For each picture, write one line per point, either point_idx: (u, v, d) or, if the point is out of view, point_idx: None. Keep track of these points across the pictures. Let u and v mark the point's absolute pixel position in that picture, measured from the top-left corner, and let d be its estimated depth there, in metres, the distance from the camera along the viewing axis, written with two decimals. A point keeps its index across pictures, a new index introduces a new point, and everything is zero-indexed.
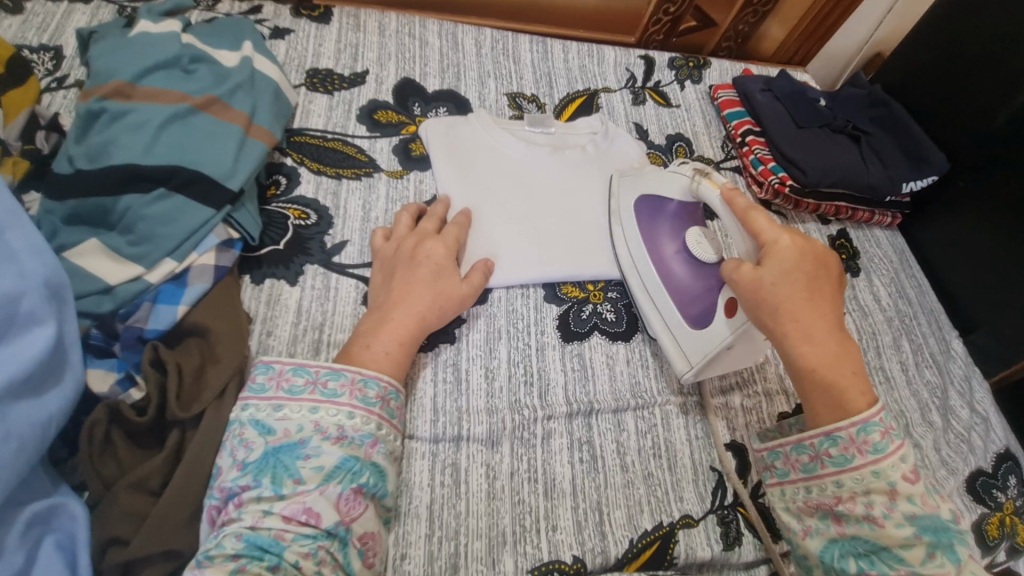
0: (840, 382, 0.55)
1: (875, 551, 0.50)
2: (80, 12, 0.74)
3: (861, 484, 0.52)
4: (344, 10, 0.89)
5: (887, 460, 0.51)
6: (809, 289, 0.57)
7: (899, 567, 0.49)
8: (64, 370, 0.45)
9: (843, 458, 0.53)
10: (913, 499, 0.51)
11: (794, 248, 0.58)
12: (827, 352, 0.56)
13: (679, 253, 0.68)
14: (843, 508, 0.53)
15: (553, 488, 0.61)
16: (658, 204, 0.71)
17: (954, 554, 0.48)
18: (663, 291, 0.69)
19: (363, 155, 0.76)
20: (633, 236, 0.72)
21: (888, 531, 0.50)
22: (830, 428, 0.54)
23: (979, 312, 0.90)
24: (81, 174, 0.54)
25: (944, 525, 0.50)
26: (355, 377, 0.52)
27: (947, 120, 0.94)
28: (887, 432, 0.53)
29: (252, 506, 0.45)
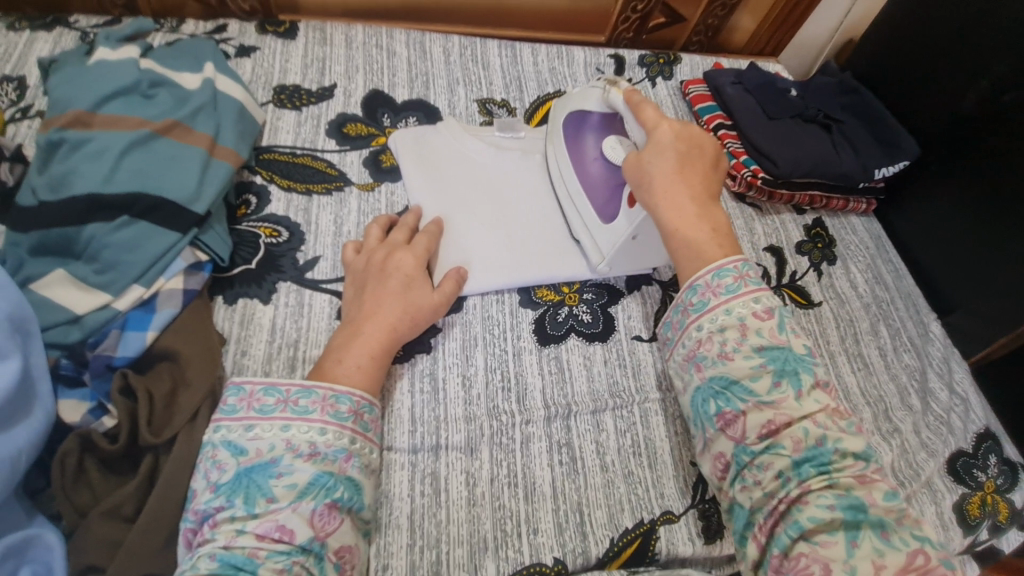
0: (699, 240, 0.58)
1: (730, 388, 0.52)
2: (42, 40, 0.74)
3: (717, 324, 0.54)
4: (310, 25, 0.89)
5: (738, 299, 0.54)
6: (683, 165, 0.61)
7: (749, 400, 0.50)
8: (33, 402, 0.45)
9: (701, 303, 0.56)
10: (761, 331, 0.53)
11: (675, 131, 0.63)
12: (690, 214, 0.59)
13: (594, 156, 0.72)
14: (702, 350, 0.54)
15: (533, 492, 0.61)
16: (583, 117, 0.73)
17: (797, 379, 0.50)
18: (582, 193, 0.73)
19: (333, 170, 0.76)
20: (561, 149, 0.76)
21: (736, 363, 0.52)
22: (692, 279, 0.57)
23: (955, 293, 0.90)
24: (43, 205, 0.54)
25: (791, 355, 0.52)
26: (327, 394, 0.53)
27: (916, 105, 0.95)
28: (741, 275, 0.56)
29: (226, 526, 0.45)
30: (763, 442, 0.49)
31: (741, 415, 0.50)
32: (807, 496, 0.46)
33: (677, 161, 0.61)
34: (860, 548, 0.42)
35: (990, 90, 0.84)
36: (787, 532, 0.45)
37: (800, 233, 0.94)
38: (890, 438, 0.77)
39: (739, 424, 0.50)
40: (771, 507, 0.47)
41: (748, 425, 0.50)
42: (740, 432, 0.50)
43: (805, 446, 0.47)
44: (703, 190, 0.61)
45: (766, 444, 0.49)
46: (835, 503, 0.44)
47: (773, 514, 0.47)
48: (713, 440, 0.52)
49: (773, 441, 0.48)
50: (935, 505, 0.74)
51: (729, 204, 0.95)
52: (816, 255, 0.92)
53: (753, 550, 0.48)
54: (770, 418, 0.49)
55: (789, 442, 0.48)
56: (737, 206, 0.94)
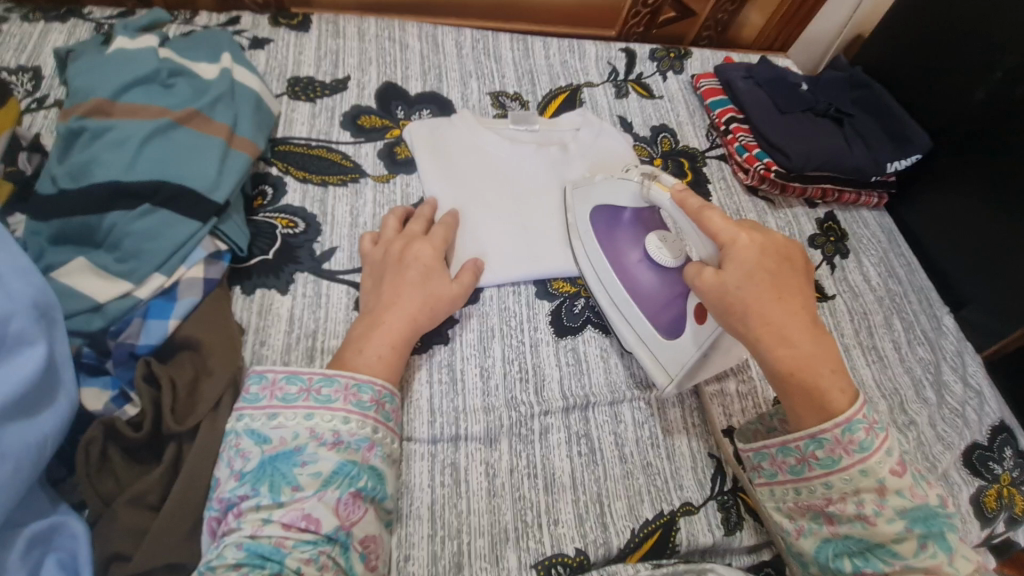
0: (818, 381, 0.53)
1: (869, 548, 0.50)
2: (56, 31, 0.74)
3: (850, 483, 0.51)
4: (322, 18, 0.89)
5: (874, 457, 0.50)
6: (777, 288, 0.55)
7: (894, 564, 0.49)
8: (58, 388, 0.45)
9: (830, 460, 0.52)
10: (901, 492, 0.50)
11: (758, 243, 0.56)
12: (803, 350, 0.53)
13: (639, 259, 0.67)
14: (833, 509, 0.52)
15: (553, 483, 0.61)
16: (614, 215, 0.70)
17: (946, 542, 0.48)
18: (632, 303, 0.68)
19: (348, 162, 0.76)
20: (595, 250, 0.71)
21: (879, 529, 0.49)
22: (814, 431, 0.52)
23: (967, 286, 0.90)
24: (64, 194, 0.54)
25: (933, 513, 0.50)
26: (349, 383, 0.52)
27: (926, 100, 0.95)
28: (871, 426, 0.51)
29: (251, 515, 0.45)
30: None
31: None
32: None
33: (773, 284, 0.55)
34: None
35: (1002, 83, 0.84)
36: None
37: (812, 227, 0.94)
38: (906, 430, 0.77)
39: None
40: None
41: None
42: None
43: None
44: (805, 314, 0.55)
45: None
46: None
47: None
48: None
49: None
50: (952, 498, 0.73)
51: (741, 198, 0.95)
52: (829, 249, 0.92)
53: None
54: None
55: None
56: (749, 199, 0.94)
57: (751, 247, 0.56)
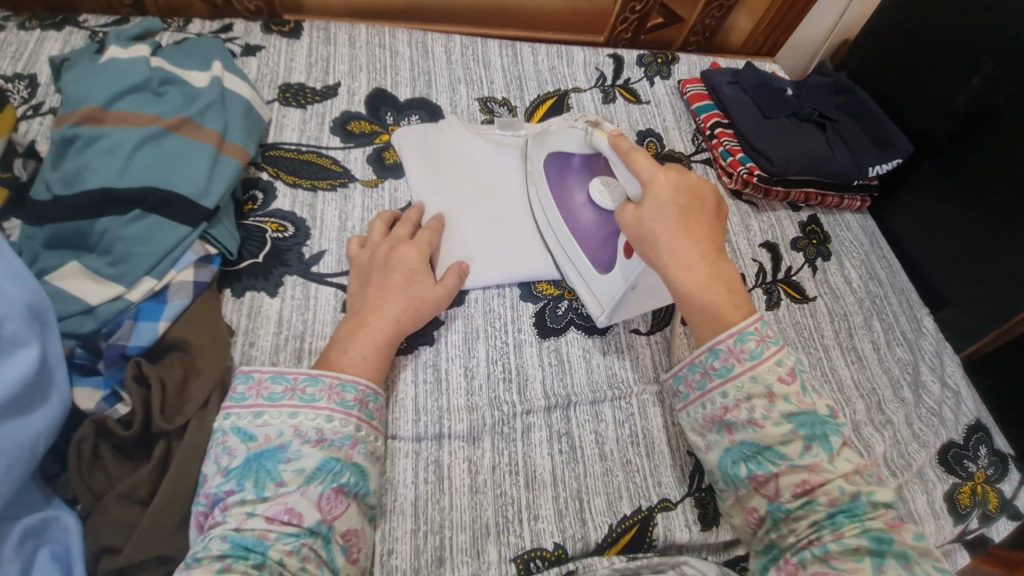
0: (715, 301, 0.57)
1: (761, 452, 0.53)
2: (52, 39, 0.76)
3: (743, 390, 0.55)
4: (314, 25, 0.90)
5: (763, 364, 0.54)
6: (687, 220, 0.59)
7: (781, 464, 0.52)
8: (50, 389, 0.47)
9: (725, 368, 0.56)
10: (788, 398, 0.54)
11: (674, 182, 0.60)
12: (701, 273, 0.58)
13: (582, 201, 0.71)
14: (730, 416, 0.55)
15: (534, 480, 0.63)
16: (564, 161, 0.73)
17: (826, 441, 0.52)
18: (573, 242, 0.72)
19: (337, 166, 0.77)
20: (546, 195, 0.75)
21: (767, 430, 0.52)
22: (712, 343, 0.56)
23: (948, 288, 0.92)
24: (58, 199, 0.55)
25: (819, 417, 0.53)
26: (333, 382, 0.54)
27: (908, 106, 0.97)
28: (762, 338, 0.55)
29: (236, 509, 0.47)
30: (798, 499, 0.51)
31: (774, 476, 0.52)
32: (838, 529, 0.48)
33: (682, 216, 0.59)
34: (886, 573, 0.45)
35: (980, 89, 0.86)
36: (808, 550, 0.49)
37: (795, 230, 0.96)
38: (882, 429, 0.78)
39: (772, 485, 0.52)
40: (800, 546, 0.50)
41: (781, 485, 0.52)
42: (774, 491, 0.52)
43: (840, 501, 0.50)
44: (709, 245, 0.59)
45: (801, 501, 0.51)
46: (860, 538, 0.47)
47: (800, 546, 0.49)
48: (746, 496, 0.54)
49: (808, 498, 0.50)
50: (927, 495, 0.75)
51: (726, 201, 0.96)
52: (811, 251, 0.94)
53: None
54: (805, 479, 0.51)
55: (825, 499, 0.50)
56: (733, 202, 0.96)
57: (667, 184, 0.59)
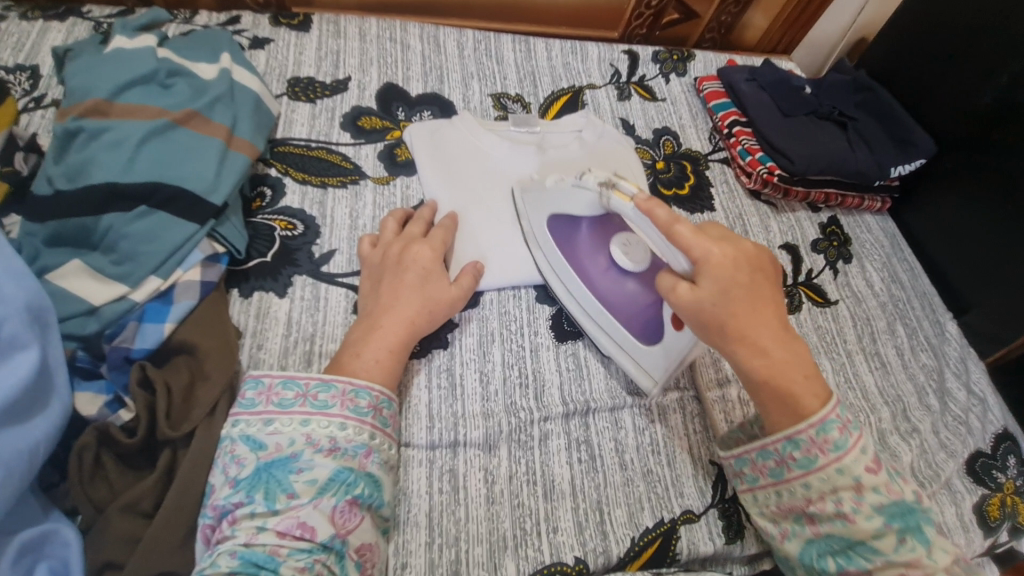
0: (792, 388, 0.53)
1: (852, 547, 0.50)
2: (55, 30, 0.73)
3: (828, 482, 0.51)
4: (324, 18, 0.88)
5: (849, 455, 0.51)
6: (751, 300, 0.54)
7: (876, 560, 0.49)
8: (51, 394, 0.44)
9: (807, 460, 0.52)
10: (876, 487, 0.50)
11: (730, 255, 0.54)
12: (776, 358, 0.53)
13: (603, 270, 0.65)
14: (814, 509, 0.52)
15: (552, 490, 0.60)
16: (572, 224, 0.67)
17: (922, 535, 0.49)
18: (605, 313, 0.66)
19: (348, 163, 0.75)
20: (559, 261, 0.69)
21: (859, 525, 0.50)
22: (790, 432, 0.53)
23: (971, 293, 0.89)
24: (60, 195, 0.53)
25: (910, 508, 0.50)
26: (346, 388, 0.52)
27: (931, 103, 0.94)
28: (844, 426, 0.52)
29: (245, 522, 0.44)
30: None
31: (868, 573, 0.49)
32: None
33: (748, 295, 0.54)
34: None
35: (1009, 87, 0.83)
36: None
37: (815, 231, 0.93)
38: (909, 438, 0.76)
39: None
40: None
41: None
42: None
43: None
44: (775, 322, 0.55)
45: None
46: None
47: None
48: None
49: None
50: (955, 507, 0.73)
51: (745, 202, 0.93)
52: (832, 253, 0.91)
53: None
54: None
55: None
56: (752, 203, 0.93)
57: (725, 259, 0.54)
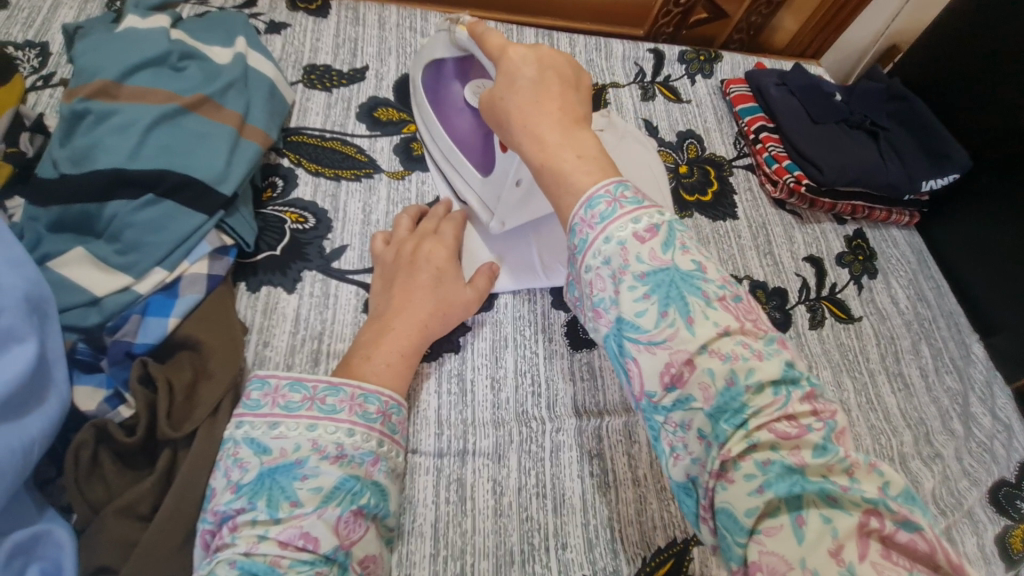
0: (564, 168, 0.45)
1: (622, 331, 0.40)
2: (67, 6, 0.71)
3: (600, 260, 0.41)
4: (343, 4, 0.85)
5: (615, 223, 0.41)
6: (537, 90, 0.48)
7: (640, 341, 0.39)
8: (48, 389, 0.42)
9: (580, 240, 0.42)
10: (642, 254, 0.40)
11: (524, 53, 0.50)
12: (548, 138, 0.46)
13: (459, 114, 0.67)
14: (595, 294, 0.41)
15: (562, 504, 0.58)
16: (436, 69, 0.69)
17: (686, 305, 0.38)
18: (456, 151, 0.68)
19: (363, 156, 0.73)
20: (424, 108, 0.71)
21: (622, 301, 0.39)
22: (567, 219, 0.44)
23: (1001, 315, 0.86)
24: (65, 179, 0.51)
25: (680, 275, 0.39)
26: (355, 393, 0.50)
27: (971, 115, 0.90)
28: (617, 199, 0.42)
29: (246, 530, 0.42)
30: (672, 395, 0.38)
31: (638, 362, 0.39)
32: (729, 471, 0.35)
33: (531, 83, 0.49)
34: (807, 526, 0.33)
35: None
36: (736, 540, 0.35)
37: (840, 244, 0.90)
38: (931, 464, 0.73)
39: (638, 375, 0.39)
40: (705, 482, 0.37)
41: (646, 376, 0.39)
42: (643, 390, 0.39)
43: (714, 391, 0.36)
44: (563, 114, 0.47)
45: (675, 396, 0.38)
46: (767, 488, 0.34)
47: (707, 497, 0.37)
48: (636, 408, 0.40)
49: (681, 392, 0.38)
50: (976, 537, 0.69)
51: (769, 211, 0.90)
52: (857, 267, 0.88)
53: (707, 532, 0.38)
54: (668, 360, 0.38)
55: (697, 390, 0.37)
56: (776, 212, 0.90)
57: (520, 54, 0.50)
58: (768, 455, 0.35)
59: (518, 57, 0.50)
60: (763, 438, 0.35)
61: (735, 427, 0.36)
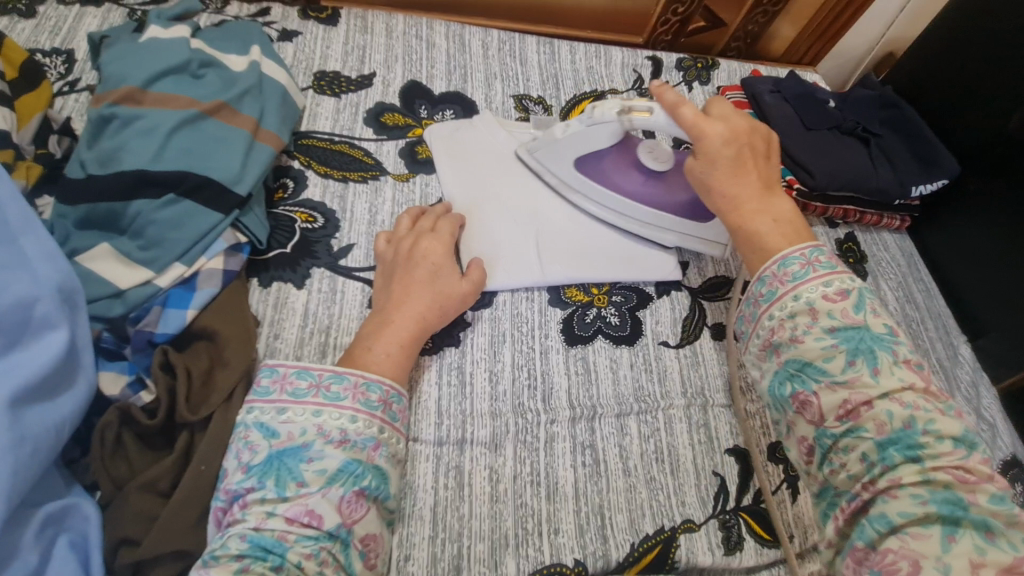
0: (762, 231, 0.58)
1: (804, 370, 0.49)
2: (91, 15, 0.75)
3: (787, 310, 0.52)
4: (351, 12, 0.89)
5: (806, 284, 0.51)
6: (737, 167, 0.60)
7: (823, 381, 0.48)
8: (77, 372, 0.46)
9: (770, 292, 0.53)
10: (834, 313, 0.49)
11: (722, 131, 0.61)
12: (750, 205, 0.59)
13: (633, 179, 0.74)
14: (776, 337, 0.51)
15: (555, 492, 0.61)
16: (595, 157, 0.74)
17: (874, 359, 0.47)
18: (664, 216, 0.74)
19: (370, 159, 0.76)
20: (595, 192, 0.76)
21: (807, 344, 0.49)
22: (759, 271, 0.55)
23: (987, 315, 0.87)
24: (93, 179, 0.55)
25: (869, 334, 0.48)
26: (358, 381, 0.53)
27: (960, 123, 0.92)
28: (809, 262, 0.53)
29: (256, 507, 0.46)
30: (844, 424, 0.46)
31: (816, 396, 0.48)
32: (893, 488, 0.43)
33: (731, 161, 0.60)
34: (956, 543, 0.39)
35: None
36: (877, 529, 0.42)
37: (831, 247, 0.92)
38: None
39: (815, 407, 0.48)
40: (857, 493, 0.45)
41: (824, 408, 0.47)
42: (818, 416, 0.48)
43: (890, 429, 0.44)
44: (760, 183, 0.60)
45: (847, 427, 0.46)
46: (929, 502, 0.41)
47: (859, 501, 0.44)
48: (794, 424, 0.50)
49: (854, 424, 0.46)
50: None
51: None
52: None
53: (831, 529, 0.46)
54: (847, 398, 0.46)
55: (873, 425, 0.45)
56: None
57: (719, 130, 0.61)
58: (937, 487, 0.42)
59: (717, 136, 0.60)
60: (938, 476, 0.42)
61: (907, 457, 0.43)
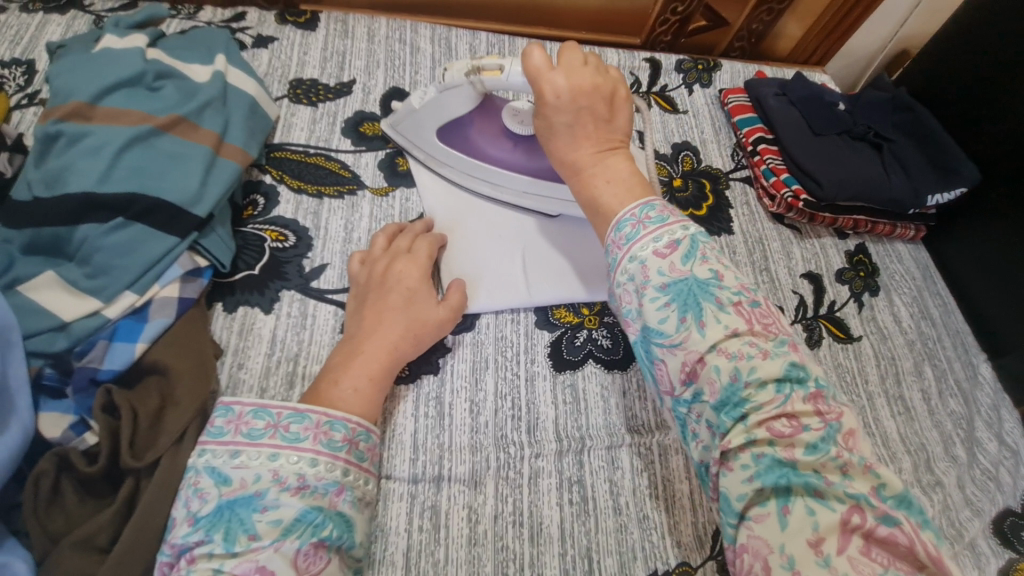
0: (597, 194, 0.53)
1: (646, 335, 0.45)
2: (55, 23, 0.71)
3: (628, 274, 0.47)
4: (331, 16, 0.84)
5: (640, 243, 0.47)
6: (576, 128, 0.54)
7: (663, 345, 0.44)
8: (9, 417, 0.42)
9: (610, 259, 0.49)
10: (662, 268, 0.45)
11: (562, 87, 0.53)
12: (589, 169, 0.54)
13: (501, 146, 0.67)
14: (624, 304, 0.47)
15: (539, 534, 0.56)
16: (456, 126, 0.67)
17: (700, 311, 0.43)
18: (543, 183, 0.68)
19: (347, 171, 0.72)
20: (462, 163, 0.70)
21: (645, 309, 0.45)
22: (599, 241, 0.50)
23: (1009, 334, 0.82)
24: (36, 203, 0.51)
25: (697, 284, 0.44)
26: (321, 420, 0.49)
27: (982, 128, 0.86)
28: (640, 220, 0.48)
29: (202, 563, 0.41)
30: (689, 389, 0.43)
31: (661, 363, 0.44)
32: (730, 460, 0.40)
33: (568, 126, 0.54)
34: (792, 515, 0.37)
35: None
36: (730, 522, 0.40)
37: (841, 259, 0.87)
38: (931, 492, 0.70)
39: (664, 374, 0.44)
40: (713, 469, 0.42)
41: (670, 374, 0.44)
42: (668, 386, 0.44)
43: (719, 390, 0.41)
44: (600, 141, 0.54)
45: (692, 391, 0.43)
46: (756, 478, 0.38)
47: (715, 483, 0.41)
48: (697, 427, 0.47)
49: (695, 388, 0.42)
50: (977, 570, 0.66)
51: (765, 224, 0.88)
52: (858, 284, 0.85)
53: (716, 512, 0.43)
54: (684, 360, 0.43)
55: (707, 388, 0.41)
56: (774, 227, 0.87)
57: (557, 89, 0.53)
58: (763, 449, 0.39)
59: (557, 94, 0.53)
60: (761, 434, 0.39)
61: (735, 419, 0.40)
